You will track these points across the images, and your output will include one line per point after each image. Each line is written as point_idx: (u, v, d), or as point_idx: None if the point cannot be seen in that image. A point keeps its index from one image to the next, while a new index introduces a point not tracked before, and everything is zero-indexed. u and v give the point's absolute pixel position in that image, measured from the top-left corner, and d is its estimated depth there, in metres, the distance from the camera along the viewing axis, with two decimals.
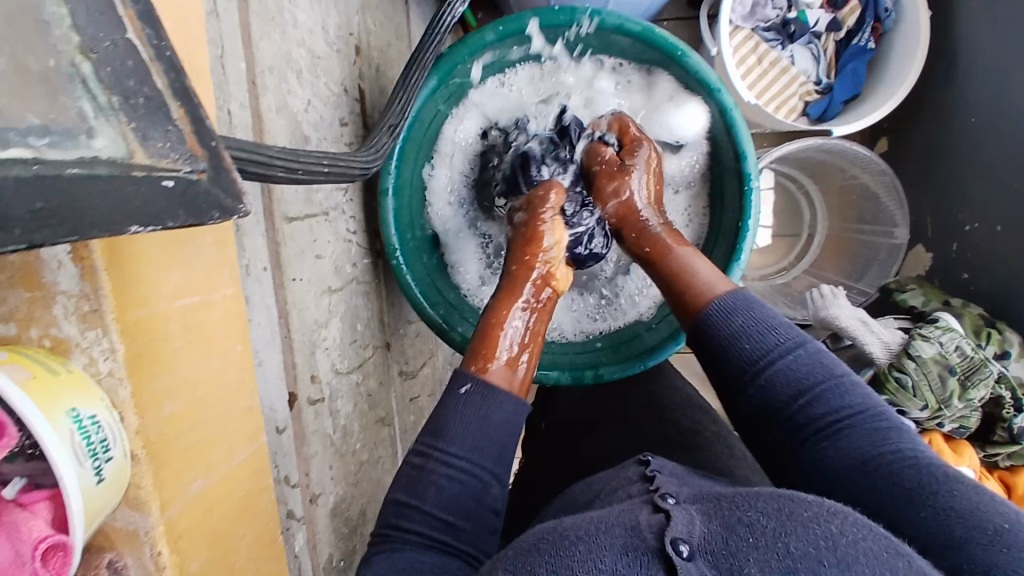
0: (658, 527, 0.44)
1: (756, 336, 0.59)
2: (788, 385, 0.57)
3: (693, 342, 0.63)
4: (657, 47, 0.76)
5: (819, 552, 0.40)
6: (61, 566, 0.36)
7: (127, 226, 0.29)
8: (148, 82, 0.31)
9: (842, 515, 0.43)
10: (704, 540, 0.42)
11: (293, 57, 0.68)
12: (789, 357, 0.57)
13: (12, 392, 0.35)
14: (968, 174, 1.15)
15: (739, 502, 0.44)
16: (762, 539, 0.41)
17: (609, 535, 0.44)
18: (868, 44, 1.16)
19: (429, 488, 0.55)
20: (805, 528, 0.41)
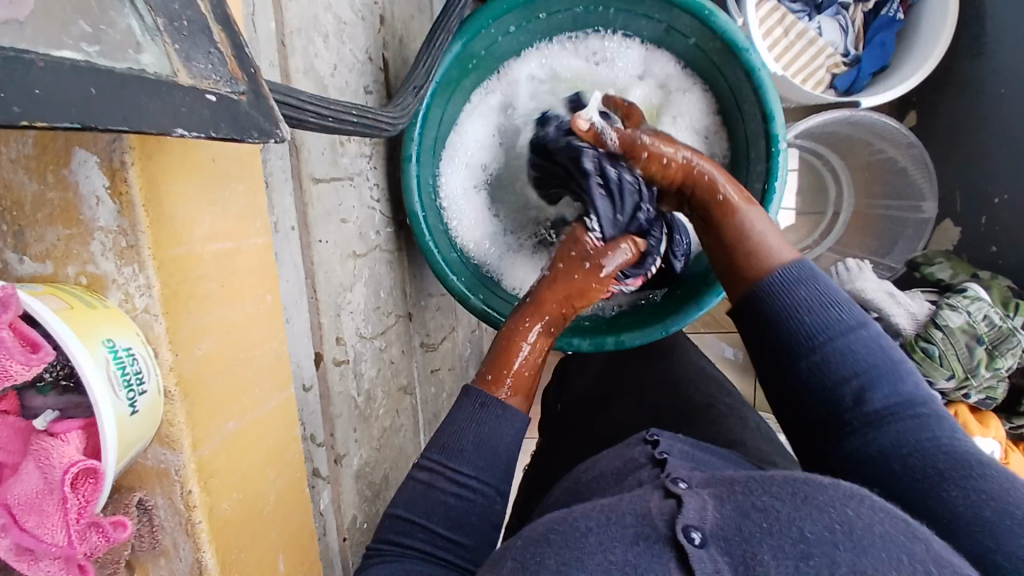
0: (669, 514, 0.43)
1: (816, 311, 0.56)
2: (842, 368, 0.54)
3: (742, 316, 0.61)
4: (685, 8, 0.75)
5: (834, 536, 0.40)
6: (92, 493, 0.36)
7: (175, 127, 0.29)
8: (191, 5, 0.32)
9: (858, 498, 0.42)
10: (717, 526, 0.42)
11: (320, 19, 0.68)
12: (846, 336, 0.55)
13: (51, 319, 0.35)
14: (999, 144, 1.13)
15: (753, 486, 0.44)
16: (776, 523, 0.41)
17: (620, 526, 0.43)
18: (897, 15, 1.14)
19: (438, 508, 0.54)
20: (820, 511, 0.41)
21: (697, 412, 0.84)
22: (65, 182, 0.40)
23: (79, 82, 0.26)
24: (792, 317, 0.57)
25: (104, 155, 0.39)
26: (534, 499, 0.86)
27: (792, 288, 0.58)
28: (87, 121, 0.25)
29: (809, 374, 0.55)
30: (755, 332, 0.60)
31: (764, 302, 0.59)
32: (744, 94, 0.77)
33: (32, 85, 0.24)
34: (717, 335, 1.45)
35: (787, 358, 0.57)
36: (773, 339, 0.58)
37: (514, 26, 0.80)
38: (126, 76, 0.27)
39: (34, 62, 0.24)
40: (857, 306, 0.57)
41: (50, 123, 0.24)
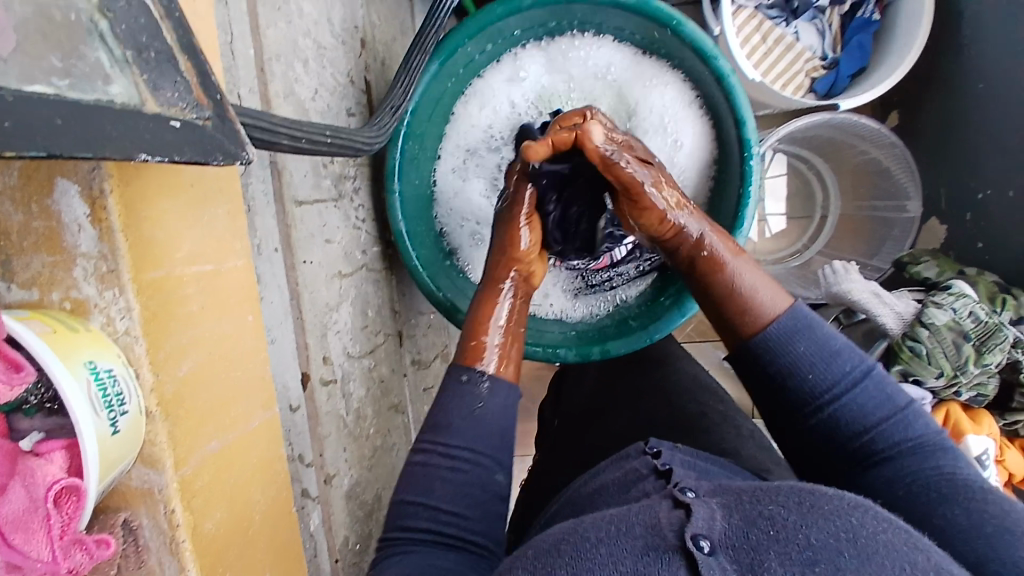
0: (678, 525, 0.44)
1: (820, 367, 0.55)
2: (852, 421, 0.54)
3: (746, 366, 0.59)
4: (653, 20, 0.77)
5: (840, 544, 0.41)
6: (75, 509, 0.37)
7: (137, 153, 0.30)
8: (159, 38, 0.34)
9: (862, 508, 0.44)
10: (725, 536, 0.42)
11: (300, 46, 0.70)
12: (854, 390, 0.55)
13: (33, 341, 0.37)
14: (979, 141, 1.14)
15: (759, 496, 0.45)
16: (783, 532, 0.42)
17: (629, 536, 0.44)
18: (872, 16, 1.16)
19: (436, 483, 0.56)
20: (827, 520, 0.42)
21: (689, 421, 0.85)
22: (47, 211, 0.41)
23: (45, 111, 0.27)
24: (798, 378, 0.56)
25: (85, 183, 0.40)
26: (534, 512, 0.86)
27: (794, 344, 0.57)
28: (55, 148, 0.26)
29: (820, 432, 0.56)
30: (758, 387, 0.59)
31: (768, 360, 0.57)
32: (716, 101, 0.79)
33: (3, 116, 0.25)
34: (713, 343, 1.46)
35: (796, 411, 0.57)
36: (781, 395, 0.57)
37: (490, 43, 0.81)
38: (94, 107, 0.29)
39: (4, 95, 0.26)
40: (858, 351, 0.57)
41: (19, 152, 0.25)
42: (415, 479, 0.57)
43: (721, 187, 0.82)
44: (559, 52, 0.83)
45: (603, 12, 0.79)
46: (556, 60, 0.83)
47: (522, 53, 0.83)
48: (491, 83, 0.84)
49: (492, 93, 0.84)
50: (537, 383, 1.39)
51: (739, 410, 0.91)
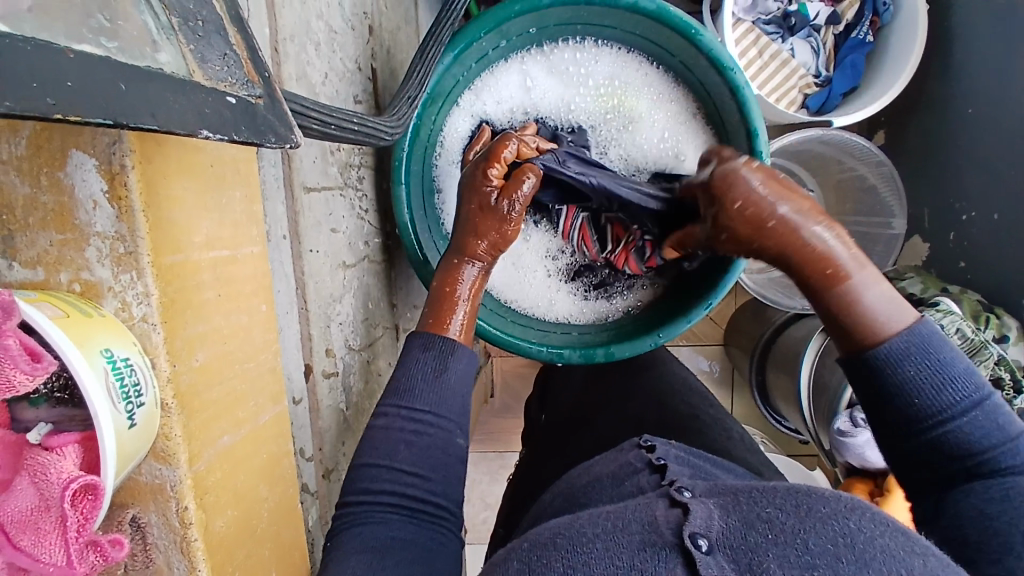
0: (675, 523, 0.43)
1: (936, 391, 0.50)
2: (963, 447, 0.49)
3: (853, 373, 0.54)
4: (672, 26, 0.76)
5: (838, 550, 0.40)
6: (90, 511, 0.34)
7: (199, 129, 0.28)
8: (206, 6, 0.32)
9: (859, 511, 0.43)
10: (722, 535, 0.42)
11: (312, 28, 0.67)
12: (970, 416, 0.49)
13: (46, 325, 0.34)
14: (966, 164, 1.17)
15: (757, 497, 0.44)
16: (781, 536, 0.41)
17: (627, 533, 0.43)
18: (866, 37, 1.18)
19: (399, 446, 0.55)
20: (824, 525, 0.41)
21: (679, 423, 0.85)
22: (59, 185, 0.38)
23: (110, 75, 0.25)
24: (914, 393, 0.50)
25: (103, 157, 0.38)
26: (520, 511, 0.84)
27: (907, 362, 0.51)
28: (122, 117, 0.24)
29: (923, 448, 0.51)
30: (861, 393, 0.54)
31: (882, 374, 0.52)
32: (728, 111, 0.79)
33: (66, 76, 0.23)
34: (693, 348, 1.47)
35: (906, 430, 0.51)
36: (889, 411, 0.52)
37: (507, 39, 0.79)
38: (147, 72, 0.27)
39: (64, 51, 0.23)
40: (979, 375, 0.51)
41: (85, 117, 0.23)
42: (377, 451, 0.55)
43: None
44: (561, 61, 0.81)
45: (621, 16, 0.77)
46: (554, 69, 0.81)
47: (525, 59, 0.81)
48: (493, 93, 0.82)
49: (494, 103, 0.82)
50: (522, 383, 1.37)
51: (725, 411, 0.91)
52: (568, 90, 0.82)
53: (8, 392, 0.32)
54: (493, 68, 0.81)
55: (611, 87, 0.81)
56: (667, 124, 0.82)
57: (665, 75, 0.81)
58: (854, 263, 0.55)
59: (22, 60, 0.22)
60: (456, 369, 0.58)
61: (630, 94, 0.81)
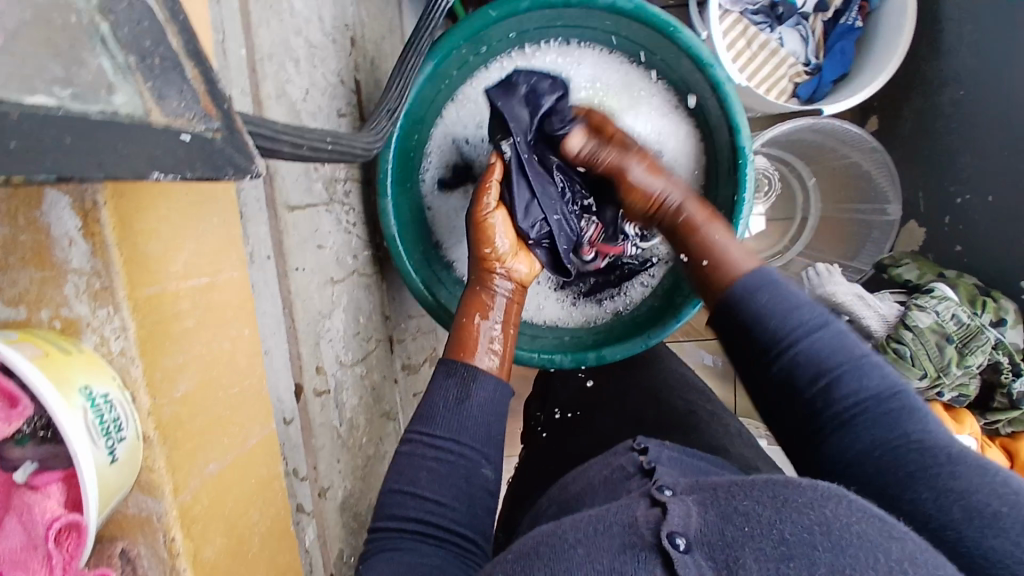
0: (654, 522, 0.44)
1: (779, 315, 0.58)
2: (808, 367, 0.56)
3: (716, 317, 0.63)
4: (650, 25, 0.75)
5: (814, 538, 0.40)
6: (74, 548, 0.35)
7: (152, 171, 0.28)
8: (163, 42, 0.32)
9: (837, 498, 0.43)
10: (700, 533, 0.43)
11: (291, 45, 0.67)
12: (809, 338, 0.56)
13: (23, 366, 0.34)
14: (958, 146, 1.16)
15: (734, 492, 0.45)
16: (757, 528, 0.42)
17: (608, 535, 0.44)
18: (855, 23, 1.17)
19: (421, 473, 0.56)
20: (799, 514, 0.42)
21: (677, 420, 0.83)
22: (36, 224, 0.38)
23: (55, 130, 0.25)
24: (770, 322, 0.58)
25: (75, 195, 0.38)
26: (518, 514, 0.82)
27: (756, 293, 0.60)
28: (67, 172, 0.25)
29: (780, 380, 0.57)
30: (729, 337, 0.62)
31: (737, 306, 0.61)
32: (711, 107, 0.78)
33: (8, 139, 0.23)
34: (695, 342, 1.47)
35: (765, 363, 0.58)
36: (750, 343, 0.59)
37: (486, 45, 0.79)
38: (99, 123, 0.27)
39: (7, 112, 0.24)
40: (819, 306, 0.58)
41: (26, 177, 0.24)
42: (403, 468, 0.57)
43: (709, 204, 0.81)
44: (541, 63, 0.81)
45: (598, 16, 0.77)
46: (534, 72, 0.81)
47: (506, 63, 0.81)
48: (474, 99, 0.82)
49: (476, 109, 0.82)
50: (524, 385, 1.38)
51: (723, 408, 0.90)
52: None
53: None
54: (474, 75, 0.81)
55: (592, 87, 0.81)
56: (650, 121, 0.81)
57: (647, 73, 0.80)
58: (703, 217, 0.70)
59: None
60: (478, 400, 0.60)
61: (612, 94, 0.81)
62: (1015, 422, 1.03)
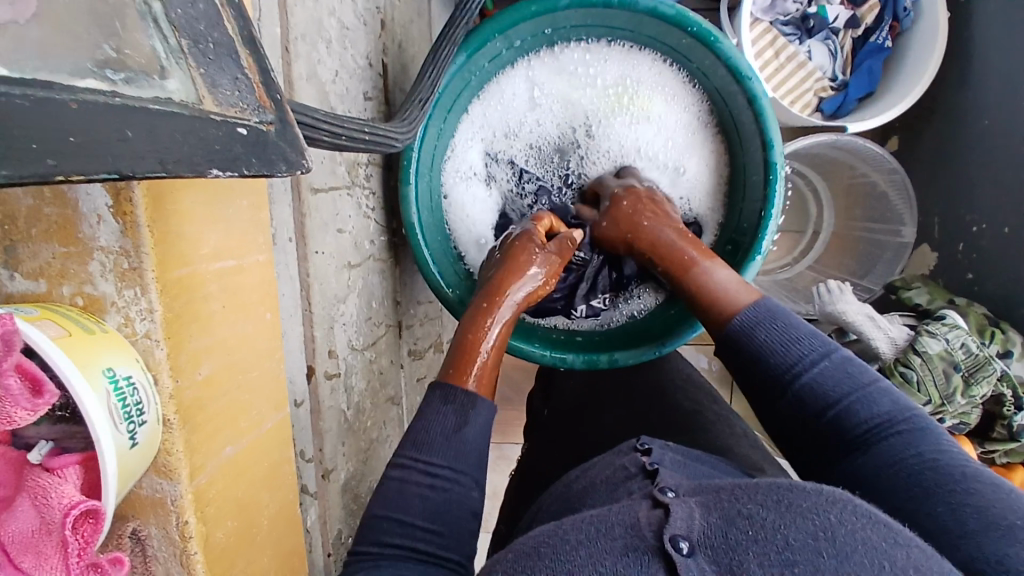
0: (657, 525, 0.43)
1: (780, 348, 0.57)
2: (817, 397, 0.54)
3: (726, 354, 0.62)
4: (689, 32, 0.73)
5: (818, 544, 0.39)
6: (90, 535, 0.34)
7: (209, 169, 0.28)
8: (218, 28, 0.30)
9: (841, 503, 0.42)
10: (703, 535, 0.41)
11: (324, 25, 0.66)
12: (815, 369, 0.55)
13: (48, 347, 0.33)
14: (978, 174, 1.14)
15: (739, 493, 0.43)
16: (762, 532, 0.40)
17: (609, 538, 0.43)
18: (885, 43, 1.11)
19: (413, 501, 0.54)
20: (804, 519, 0.41)
21: (679, 421, 0.80)
22: (64, 198, 0.37)
23: (110, 122, 0.24)
24: (773, 354, 0.57)
25: None
26: (522, 510, 0.80)
27: (755, 329, 0.59)
28: (125, 168, 0.25)
29: (791, 408, 0.56)
30: (739, 372, 0.60)
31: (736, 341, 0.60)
32: (743, 119, 0.76)
33: (68, 132, 0.23)
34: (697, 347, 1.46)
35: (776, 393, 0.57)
36: (757, 378, 0.58)
37: (519, 39, 0.77)
38: (158, 112, 0.26)
39: (67, 103, 0.23)
40: (823, 336, 0.57)
41: (86, 175, 0.23)
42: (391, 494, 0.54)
43: (733, 222, 0.80)
44: (573, 62, 0.79)
45: (636, 19, 0.75)
46: (566, 73, 0.80)
47: (537, 61, 0.79)
48: (502, 96, 0.81)
49: (504, 108, 0.81)
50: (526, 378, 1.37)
51: (729, 408, 0.86)
52: (577, 94, 0.80)
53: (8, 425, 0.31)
54: (503, 71, 0.80)
55: (622, 91, 0.80)
56: (679, 130, 0.80)
57: (678, 82, 0.79)
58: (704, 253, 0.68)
59: (18, 115, 0.21)
60: (474, 422, 0.57)
61: (643, 100, 0.79)
62: (1012, 452, 1.04)
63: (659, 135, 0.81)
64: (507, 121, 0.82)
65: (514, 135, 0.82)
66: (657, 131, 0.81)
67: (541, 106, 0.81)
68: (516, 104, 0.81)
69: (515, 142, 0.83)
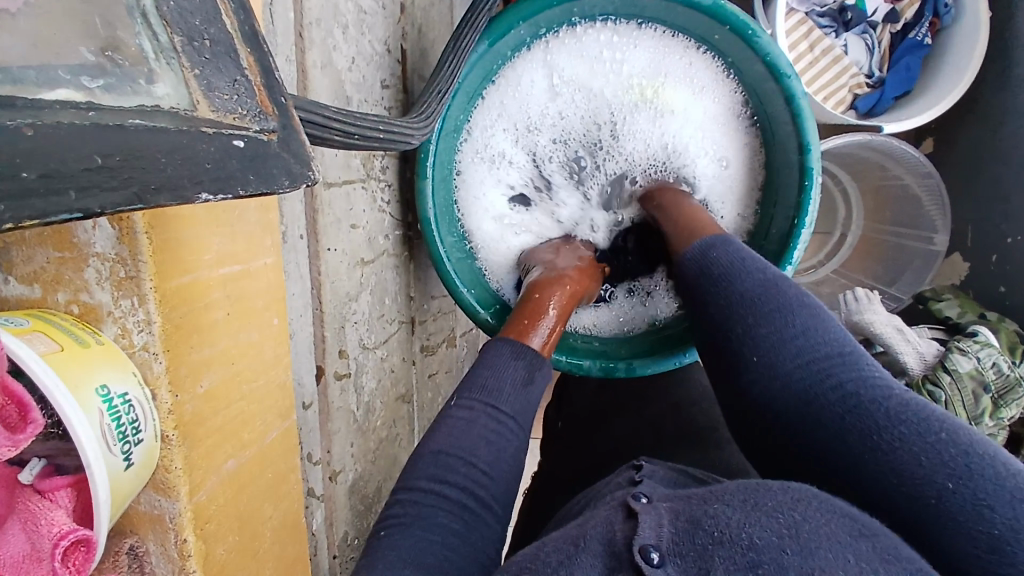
0: (626, 534, 0.39)
1: (729, 275, 0.58)
2: (744, 309, 0.55)
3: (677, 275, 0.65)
4: (726, 25, 0.69)
5: (783, 541, 0.35)
6: (82, 563, 0.32)
7: (197, 195, 0.25)
8: (215, 22, 0.28)
9: (805, 501, 0.38)
10: (672, 543, 0.37)
11: (342, 10, 0.62)
12: (746, 286, 0.57)
13: (37, 366, 0.31)
14: (1016, 184, 1.08)
15: (708, 498, 0.40)
16: (727, 533, 0.36)
17: (589, 556, 0.38)
18: (925, 40, 1.04)
19: (480, 442, 0.52)
20: (769, 518, 0.36)
21: (691, 438, 0.76)
22: None
23: (92, 142, 0.22)
24: (753, 303, 0.55)
25: None
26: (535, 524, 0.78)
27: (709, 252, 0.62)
28: (93, 206, 0.21)
29: (720, 321, 0.57)
30: (685, 295, 0.63)
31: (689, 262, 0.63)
32: (778, 119, 0.72)
33: (43, 158, 0.20)
34: None
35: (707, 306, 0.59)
36: (699, 298, 0.60)
37: (545, 27, 0.73)
38: (141, 129, 0.24)
39: (21, 129, 0.20)
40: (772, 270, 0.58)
41: (43, 218, 0.20)
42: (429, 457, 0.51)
43: (761, 226, 0.77)
44: (599, 51, 0.75)
45: (669, 10, 0.70)
46: (591, 60, 0.76)
47: (562, 47, 0.75)
48: (523, 83, 0.77)
49: (524, 95, 0.78)
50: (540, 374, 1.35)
51: None
52: (602, 83, 0.77)
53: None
54: (525, 59, 0.75)
55: (649, 82, 0.76)
56: (707, 125, 0.77)
57: (710, 77, 0.75)
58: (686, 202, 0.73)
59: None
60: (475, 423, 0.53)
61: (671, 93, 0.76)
62: None
63: (686, 130, 0.78)
64: (528, 110, 0.79)
65: (536, 124, 0.79)
66: (684, 125, 0.77)
67: (564, 95, 0.77)
68: (538, 91, 0.78)
69: (537, 130, 0.80)
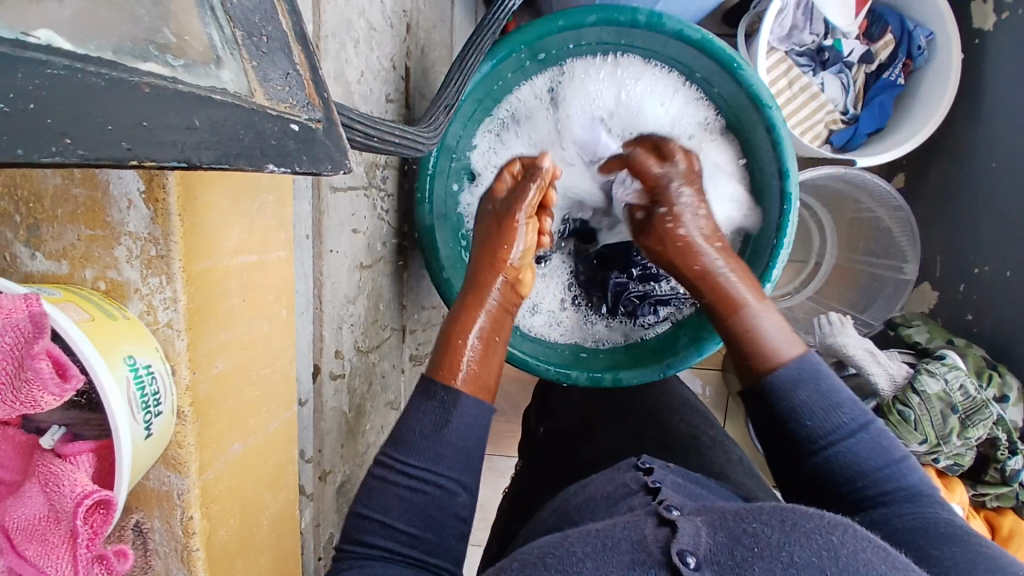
0: (664, 541, 0.41)
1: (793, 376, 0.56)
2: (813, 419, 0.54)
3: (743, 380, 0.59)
4: (715, 59, 0.73)
5: (822, 562, 0.38)
6: (100, 525, 0.34)
7: (264, 164, 0.28)
8: (271, 21, 0.31)
9: (842, 526, 0.41)
10: (710, 551, 0.40)
11: (354, 25, 0.66)
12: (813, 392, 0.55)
13: (73, 331, 0.33)
14: (980, 217, 1.14)
15: (743, 514, 0.42)
16: (766, 549, 0.39)
17: (617, 551, 0.41)
18: (897, 80, 1.10)
19: (393, 502, 0.52)
20: (808, 539, 0.39)
21: (674, 445, 0.79)
22: (94, 180, 0.37)
23: (178, 114, 0.25)
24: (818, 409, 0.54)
25: None
26: (513, 526, 0.79)
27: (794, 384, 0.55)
28: (194, 157, 0.25)
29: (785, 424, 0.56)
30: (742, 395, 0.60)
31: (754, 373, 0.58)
32: (761, 145, 0.76)
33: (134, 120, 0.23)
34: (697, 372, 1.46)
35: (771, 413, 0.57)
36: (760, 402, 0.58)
37: (544, 52, 0.77)
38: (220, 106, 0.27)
39: (141, 86, 0.24)
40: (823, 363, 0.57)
41: (159, 162, 0.25)
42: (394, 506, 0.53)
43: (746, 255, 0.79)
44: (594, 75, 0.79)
45: (662, 41, 0.75)
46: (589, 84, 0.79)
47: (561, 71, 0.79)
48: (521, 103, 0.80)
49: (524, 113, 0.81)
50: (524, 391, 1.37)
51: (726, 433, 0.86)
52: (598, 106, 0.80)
53: (33, 408, 0.31)
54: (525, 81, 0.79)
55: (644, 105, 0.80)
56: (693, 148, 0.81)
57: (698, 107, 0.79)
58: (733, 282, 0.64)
59: (89, 98, 0.22)
60: (458, 423, 0.54)
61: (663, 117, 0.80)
62: (1002, 497, 1.04)
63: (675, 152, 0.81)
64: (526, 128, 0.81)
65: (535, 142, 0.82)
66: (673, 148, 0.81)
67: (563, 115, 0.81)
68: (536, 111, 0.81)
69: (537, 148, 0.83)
